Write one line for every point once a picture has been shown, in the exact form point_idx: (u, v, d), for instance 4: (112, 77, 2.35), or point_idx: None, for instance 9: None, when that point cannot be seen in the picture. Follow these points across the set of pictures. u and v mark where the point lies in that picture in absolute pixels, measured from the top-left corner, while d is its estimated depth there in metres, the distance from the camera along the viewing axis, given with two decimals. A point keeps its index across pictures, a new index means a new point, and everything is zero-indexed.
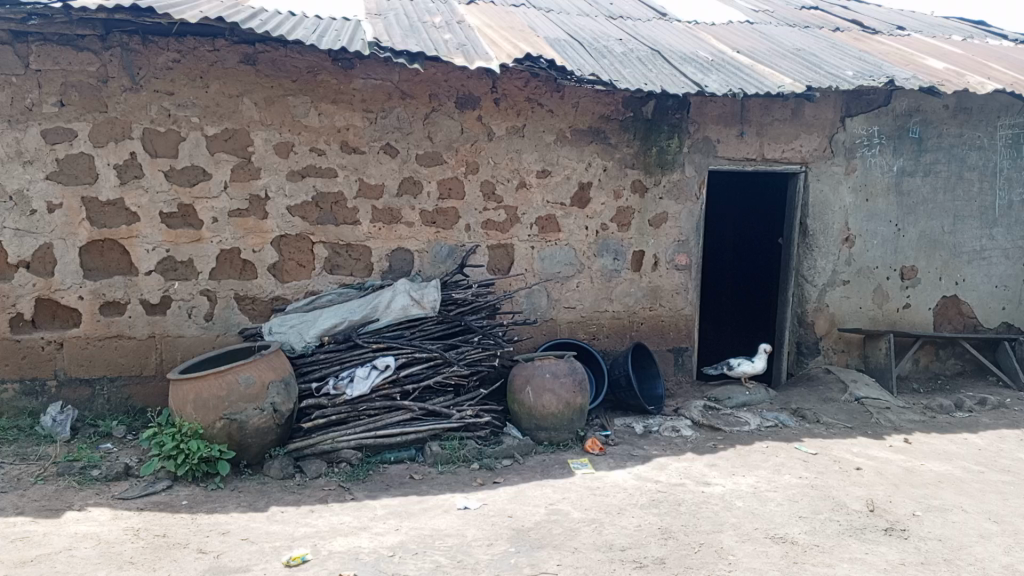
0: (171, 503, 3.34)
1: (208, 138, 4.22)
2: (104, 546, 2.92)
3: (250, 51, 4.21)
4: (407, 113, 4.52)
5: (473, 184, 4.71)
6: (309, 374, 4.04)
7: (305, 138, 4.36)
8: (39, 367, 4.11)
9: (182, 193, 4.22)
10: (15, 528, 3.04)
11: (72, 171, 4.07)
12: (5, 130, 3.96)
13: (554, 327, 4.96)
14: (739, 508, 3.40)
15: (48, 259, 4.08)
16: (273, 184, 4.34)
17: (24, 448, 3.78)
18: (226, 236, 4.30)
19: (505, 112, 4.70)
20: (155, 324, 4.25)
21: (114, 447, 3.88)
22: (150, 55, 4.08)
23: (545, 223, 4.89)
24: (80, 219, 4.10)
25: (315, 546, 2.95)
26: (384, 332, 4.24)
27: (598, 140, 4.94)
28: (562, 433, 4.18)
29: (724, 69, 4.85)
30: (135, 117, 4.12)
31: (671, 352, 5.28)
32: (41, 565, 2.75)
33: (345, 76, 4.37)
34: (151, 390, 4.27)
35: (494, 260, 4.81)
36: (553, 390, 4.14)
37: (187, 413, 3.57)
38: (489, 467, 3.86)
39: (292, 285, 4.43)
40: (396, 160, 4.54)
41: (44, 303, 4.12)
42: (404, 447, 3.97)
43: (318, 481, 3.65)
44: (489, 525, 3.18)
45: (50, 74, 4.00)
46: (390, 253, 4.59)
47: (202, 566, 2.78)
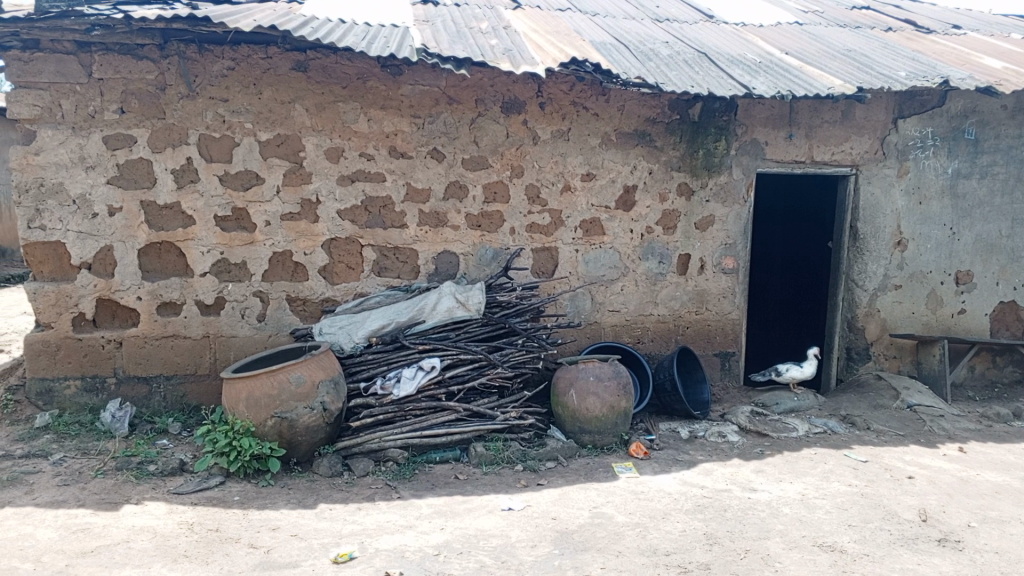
0: (223, 498, 3.43)
1: (261, 144, 4.33)
2: (160, 539, 3.01)
3: (302, 58, 4.29)
4: (454, 117, 4.56)
5: (517, 188, 4.73)
6: (356, 374, 4.11)
7: (354, 143, 4.44)
8: (99, 364, 4.26)
9: (236, 197, 4.33)
10: (77, 519, 3.16)
11: (131, 176, 4.21)
12: (69, 137, 4.11)
13: (598, 330, 4.95)
14: (787, 515, 3.35)
15: (108, 260, 4.23)
16: (323, 189, 4.42)
17: (85, 443, 3.92)
18: (278, 238, 4.40)
19: (551, 116, 4.71)
20: (209, 325, 4.36)
21: (170, 443, 4.00)
22: (206, 63, 4.20)
23: (589, 227, 4.88)
24: (139, 222, 4.24)
25: (362, 544, 3.00)
26: (430, 333, 4.29)
27: (644, 142, 4.91)
28: (605, 436, 4.17)
29: (772, 71, 4.79)
30: (192, 123, 4.24)
31: (717, 356, 5.23)
32: (102, 555, 2.85)
33: (393, 82, 4.43)
34: (205, 389, 4.40)
35: (538, 263, 4.82)
36: (597, 394, 4.13)
37: (239, 411, 3.66)
38: (533, 469, 3.87)
39: (341, 287, 4.51)
40: (442, 164, 4.59)
41: (105, 303, 4.27)
42: (449, 447, 4.01)
43: (365, 480, 3.71)
44: (533, 527, 3.19)
45: (111, 83, 4.14)
46: (436, 256, 4.64)
47: (252, 560, 2.85)
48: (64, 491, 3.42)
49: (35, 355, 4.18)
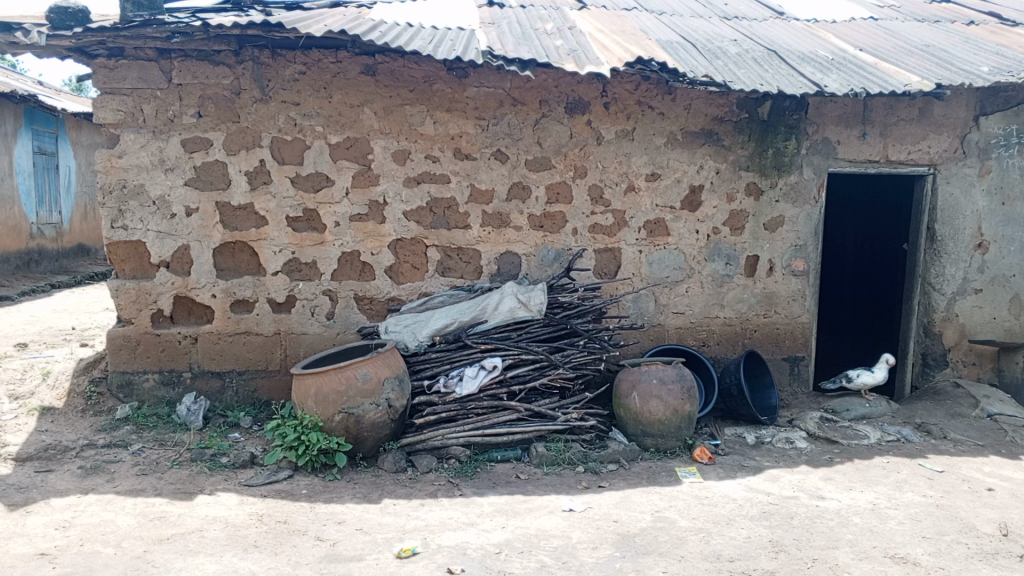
0: (292, 491, 3.52)
1: (331, 146, 4.43)
2: (231, 529, 3.11)
3: (370, 62, 4.37)
4: (518, 118, 4.58)
5: (581, 189, 4.71)
6: (420, 372, 4.17)
7: (420, 146, 4.50)
8: (176, 359, 4.43)
9: (306, 199, 4.44)
10: (154, 507, 3.29)
11: (208, 178, 4.37)
12: (150, 140, 4.29)
13: (662, 332, 4.90)
14: (856, 525, 3.25)
15: (185, 259, 4.39)
16: (390, 190, 4.50)
17: (162, 434, 4.08)
18: (346, 239, 4.50)
19: (615, 116, 4.68)
20: (280, 322, 4.49)
21: (241, 436, 4.13)
22: (278, 67, 4.32)
23: (654, 227, 4.83)
24: (214, 222, 4.39)
25: (425, 539, 3.04)
26: (492, 333, 4.32)
27: (711, 141, 4.83)
28: (669, 440, 4.12)
29: (845, 68, 4.66)
30: (265, 126, 4.37)
31: (785, 361, 5.11)
32: (177, 543, 2.96)
33: (459, 84, 4.47)
34: (275, 384, 4.52)
35: (601, 264, 4.79)
36: (660, 397, 4.09)
37: (308, 406, 3.76)
38: (595, 471, 3.85)
39: (406, 286, 4.58)
40: (506, 165, 4.61)
41: (181, 300, 4.44)
42: (510, 447, 4.02)
43: (428, 477, 3.76)
44: (594, 528, 3.18)
45: (190, 88, 4.29)
46: (498, 256, 4.67)
47: (319, 552, 2.92)
48: (143, 480, 3.57)
49: (117, 349, 4.37)
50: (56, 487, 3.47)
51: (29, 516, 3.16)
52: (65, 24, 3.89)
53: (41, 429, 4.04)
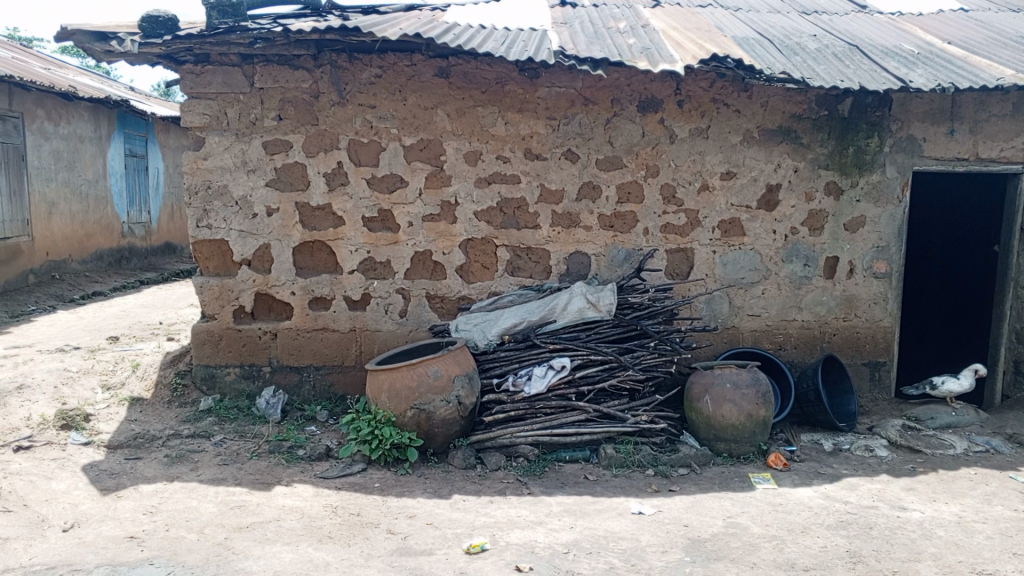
0: (365, 484, 3.61)
1: (405, 148, 4.51)
2: (307, 519, 3.21)
3: (444, 64, 4.42)
4: (589, 118, 4.56)
5: (653, 188, 4.66)
6: (489, 370, 4.20)
7: (492, 146, 4.53)
8: (256, 353, 4.59)
9: (381, 199, 4.54)
10: (235, 496, 3.42)
11: (288, 179, 4.51)
12: (234, 142, 4.45)
13: (736, 335, 4.81)
14: (941, 538, 3.12)
15: (266, 257, 4.55)
16: (462, 191, 4.55)
17: (242, 426, 4.24)
18: (419, 239, 4.57)
19: (689, 114, 4.61)
20: (356, 319, 4.60)
21: (318, 429, 4.25)
22: (355, 71, 4.42)
23: (728, 227, 4.74)
24: (294, 222, 4.52)
25: (493, 536, 3.07)
26: (561, 333, 4.32)
27: (789, 139, 4.70)
28: (742, 445, 4.04)
29: (932, 62, 4.47)
30: (342, 129, 4.49)
31: (866, 366, 4.94)
32: (255, 531, 3.07)
33: (531, 85, 4.48)
34: (350, 379, 4.63)
35: (673, 265, 4.73)
36: (734, 401, 4.01)
37: (382, 402, 3.85)
38: (665, 474, 3.81)
39: (476, 285, 4.62)
40: (577, 165, 4.60)
41: (262, 296, 4.59)
42: (579, 447, 4.02)
43: (497, 474, 3.79)
44: (664, 532, 3.14)
45: (271, 92, 4.43)
46: (568, 256, 4.66)
47: (390, 545, 2.98)
48: (224, 470, 3.72)
49: (201, 343, 4.56)
50: (144, 474, 3.64)
51: (120, 501, 3.33)
52: (156, 32, 4.09)
53: (131, 419, 4.25)
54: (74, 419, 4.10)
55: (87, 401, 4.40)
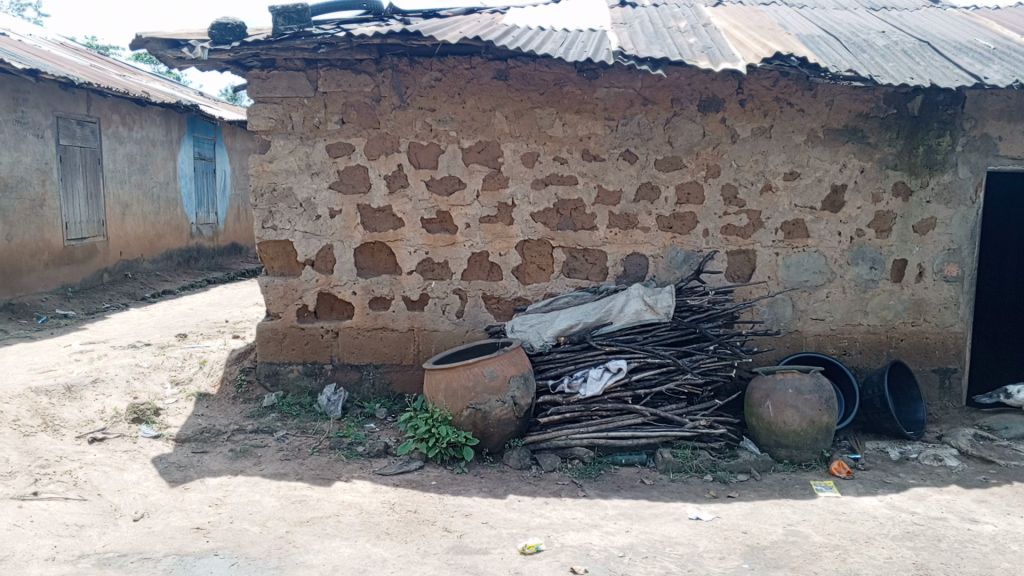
0: (422, 482, 3.66)
1: (463, 150, 4.55)
2: (365, 515, 3.27)
3: (503, 67, 4.45)
4: (648, 118, 4.52)
5: (713, 189, 4.59)
6: (545, 372, 4.21)
7: (550, 147, 4.54)
8: (318, 351, 4.69)
9: (439, 201, 4.59)
10: (296, 491, 3.51)
11: (350, 182, 4.60)
12: (298, 146, 4.57)
13: (799, 339, 4.70)
14: (1015, 553, 3.00)
15: (329, 258, 4.65)
16: (519, 192, 4.57)
17: (304, 422, 4.35)
18: (476, 240, 4.61)
19: (751, 113, 4.52)
20: (414, 319, 4.67)
21: (377, 427, 4.32)
22: (415, 74, 4.48)
23: (792, 229, 4.64)
24: (355, 223, 4.62)
25: (549, 538, 3.07)
26: (618, 335, 4.29)
27: (855, 139, 4.57)
28: (804, 453, 3.95)
29: (1009, 57, 4.31)
30: (402, 132, 4.56)
31: (935, 373, 4.78)
32: (315, 526, 3.14)
33: (589, 86, 4.47)
34: (408, 378, 4.70)
35: (734, 267, 4.66)
36: (796, 407, 3.93)
37: (439, 401, 3.91)
38: (723, 480, 3.75)
39: (532, 286, 4.63)
40: (635, 166, 4.57)
41: (324, 296, 4.70)
42: (635, 451, 4.00)
43: (553, 475, 3.79)
44: (722, 538, 3.10)
45: (334, 96, 4.53)
46: (625, 257, 4.63)
47: (446, 543, 3.01)
48: (286, 465, 3.82)
49: (266, 341, 4.69)
50: (210, 467, 3.77)
51: (187, 493, 3.45)
52: (225, 39, 4.24)
53: (198, 413, 4.40)
54: (145, 413, 4.27)
55: (158, 396, 4.57)
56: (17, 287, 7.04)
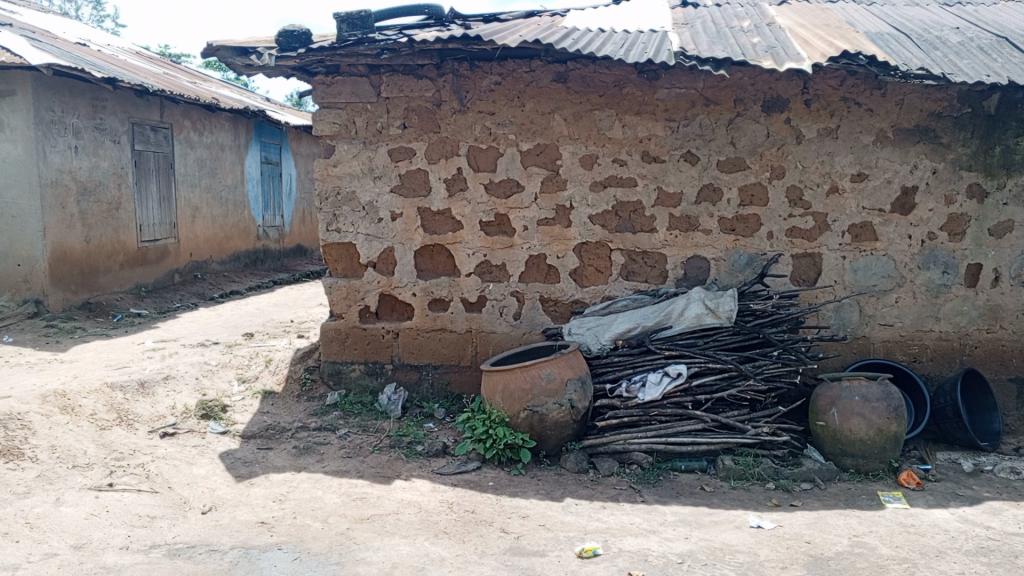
0: (479, 483, 3.69)
1: (522, 153, 4.58)
2: (424, 514, 3.32)
3: (563, 69, 4.45)
4: (711, 119, 4.47)
5: (777, 190, 4.50)
6: (603, 375, 4.20)
7: (609, 149, 4.53)
8: (379, 351, 4.78)
9: (498, 203, 4.62)
10: (357, 488, 3.59)
11: (411, 185, 4.67)
12: (361, 150, 4.67)
13: (866, 345, 4.57)
14: None
15: (390, 260, 4.73)
16: (577, 195, 4.57)
17: (365, 421, 4.44)
18: (534, 242, 4.62)
19: (817, 113, 4.42)
20: (473, 321, 4.71)
21: (435, 427, 4.38)
22: (476, 79, 4.53)
23: (860, 232, 4.51)
24: (416, 226, 4.69)
25: (606, 542, 3.07)
26: (678, 339, 4.25)
27: (927, 139, 4.43)
28: (871, 462, 3.84)
29: None
30: (462, 136, 4.61)
31: (1012, 382, 4.59)
32: (375, 523, 3.21)
33: (649, 87, 4.43)
34: (467, 379, 4.74)
35: (799, 270, 4.55)
36: (862, 414, 3.83)
37: (496, 402, 3.95)
38: (786, 489, 3.67)
39: (590, 289, 4.62)
40: (696, 167, 4.52)
41: (385, 297, 4.78)
42: (695, 457, 3.95)
43: (610, 480, 3.78)
44: (784, 547, 3.04)
45: (396, 101, 4.60)
46: (685, 260, 4.58)
47: (504, 544, 3.04)
48: (347, 463, 3.90)
49: (329, 341, 4.80)
50: (274, 463, 3.88)
51: (252, 488, 3.56)
52: (291, 46, 4.35)
53: (264, 411, 4.54)
54: (213, 410, 4.41)
55: (225, 393, 4.74)
56: (94, 287, 7.37)
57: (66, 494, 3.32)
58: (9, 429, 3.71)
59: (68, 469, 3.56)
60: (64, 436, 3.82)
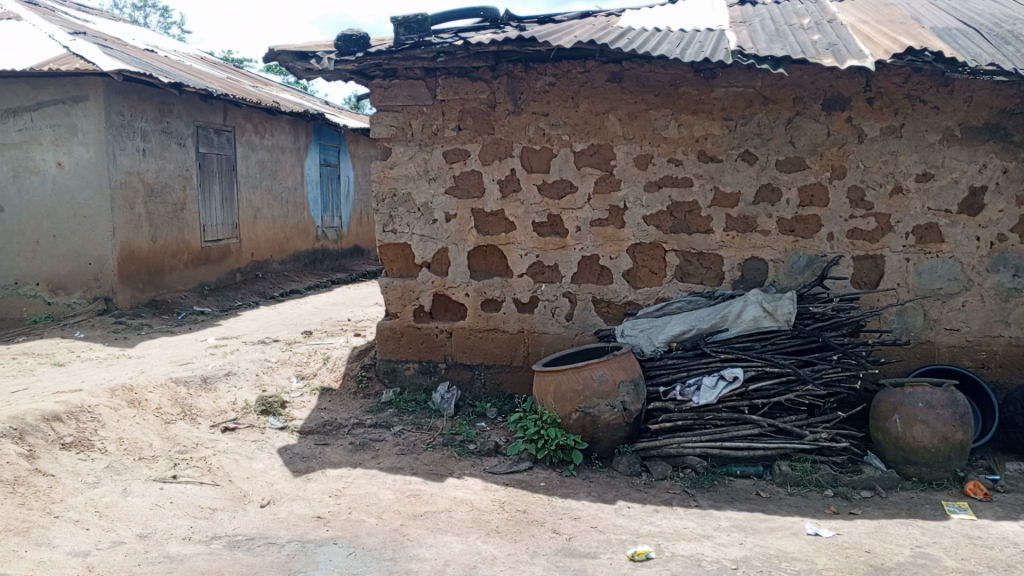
0: (531, 483, 3.71)
1: (576, 154, 4.58)
2: (476, 512, 3.36)
3: (617, 69, 4.43)
4: (769, 118, 4.40)
5: (838, 191, 4.40)
6: (656, 378, 4.18)
7: (664, 149, 4.50)
8: (433, 350, 4.85)
9: (551, 205, 4.63)
10: (410, 485, 3.64)
11: (465, 186, 4.72)
12: (417, 152, 4.74)
13: (931, 351, 4.43)
14: None
15: (444, 261, 4.79)
16: (631, 195, 4.55)
17: (419, 418, 4.51)
18: (587, 243, 4.62)
19: (880, 111, 4.30)
20: (525, 321, 4.73)
21: (488, 426, 4.42)
22: (530, 80, 4.54)
23: (925, 233, 4.38)
24: (469, 227, 4.73)
25: (659, 546, 3.05)
26: (734, 342, 4.19)
27: (997, 137, 4.27)
28: (935, 471, 3.73)
29: None
30: (517, 137, 4.63)
31: None
32: (428, 520, 3.25)
33: (706, 86, 4.38)
34: (519, 379, 4.76)
35: (860, 273, 4.43)
36: (926, 421, 3.72)
37: (548, 402, 3.97)
38: (845, 496, 3.60)
39: (644, 290, 4.60)
40: (754, 167, 4.45)
41: (439, 297, 4.84)
42: (751, 462, 3.89)
43: (663, 483, 3.76)
44: (842, 556, 2.98)
45: (451, 103, 4.65)
46: (742, 262, 4.51)
47: (555, 545, 3.05)
48: (402, 459, 3.96)
49: (384, 339, 4.89)
50: (331, 458, 3.96)
51: (310, 483, 3.65)
52: (349, 50, 4.45)
53: (321, 407, 4.65)
54: (272, 405, 4.54)
55: (284, 390, 4.87)
56: (160, 286, 7.63)
57: (133, 485, 3.46)
58: (81, 420, 3.88)
59: (135, 460, 3.70)
60: (131, 429, 3.98)
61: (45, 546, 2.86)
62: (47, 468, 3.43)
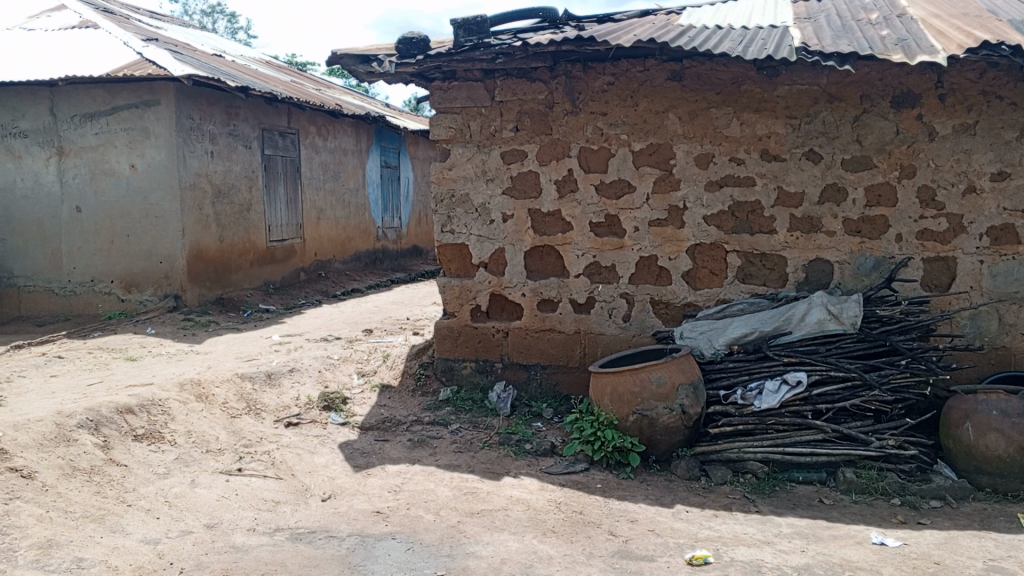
0: (587, 484, 3.71)
1: (634, 153, 4.56)
2: (532, 511, 3.37)
3: (677, 68, 4.39)
4: (835, 116, 4.29)
5: (907, 190, 4.26)
6: (716, 381, 4.13)
7: (725, 148, 4.43)
8: (490, 350, 4.89)
9: (609, 205, 4.62)
10: (467, 482, 3.69)
11: (523, 187, 4.74)
12: (475, 153, 4.79)
13: (1006, 356, 4.24)
14: None
15: (501, 261, 4.82)
16: (691, 195, 4.50)
17: (476, 417, 4.55)
18: (645, 244, 4.59)
19: (953, 108, 4.15)
20: (582, 322, 4.72)
21: (543, 426, 4.43)
22: (589, 79, 4.54)
23: (1000, 234, 4.20)
24: (527, 227, 4.76)
25: (717, 551, 3.01)
26: (797, 345, 4.11)
27: None
28: (1011, 482, 3.57)
29: None
30: (575, 137, 4.63)
31: None
32: (485, 518, 3.28)
33: (770, 84, 4.31)
34: (575, 379, 4.76)
35: (931, 275, 4.28)
36: (1001, 430, 3.57)
37: (605, 404, 3.96)
38: (913, 506, 3.49)
39: (703, 292, 4.54)
40: (819, 166, 4.35)
41: (496, 297, 4.88)
42: (814, 469, 3.81)
43: (722, 488, 3.71)
44: (909, 567, 2.89)
45: (510, 104, 4.68)
46: (806, 263, 4.41)
47: (612, 547, 3.04)
48: (459, 457, 4.01)
49: (442, 338, 4.95)
50: (390, 455, 4.03)
51: (369, 478, 3.72)
52: (410, 52, 4.52)
53: (381, 404, 4.74)
54: (334, 402, 4.65)
55: (346, 386, 4.98)
56: (227, 284, 7.87)
57: (201, 477, 3.58)
58: (152, 413, 4.04)
59: (203, 453, 3.84)
60: (199, 422, 4.12)
61: (119, 533, 2.98)
62: (121, 458, 3.58)
